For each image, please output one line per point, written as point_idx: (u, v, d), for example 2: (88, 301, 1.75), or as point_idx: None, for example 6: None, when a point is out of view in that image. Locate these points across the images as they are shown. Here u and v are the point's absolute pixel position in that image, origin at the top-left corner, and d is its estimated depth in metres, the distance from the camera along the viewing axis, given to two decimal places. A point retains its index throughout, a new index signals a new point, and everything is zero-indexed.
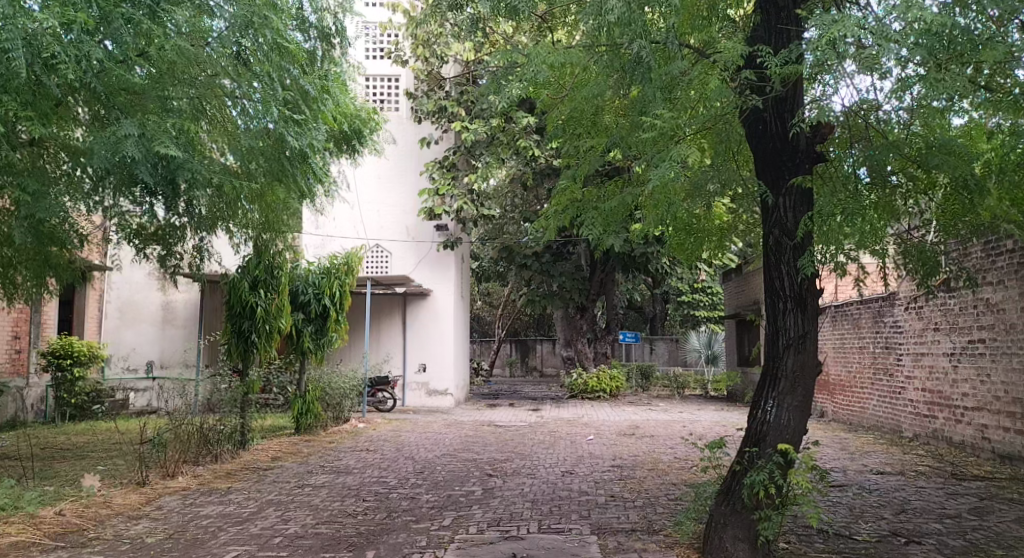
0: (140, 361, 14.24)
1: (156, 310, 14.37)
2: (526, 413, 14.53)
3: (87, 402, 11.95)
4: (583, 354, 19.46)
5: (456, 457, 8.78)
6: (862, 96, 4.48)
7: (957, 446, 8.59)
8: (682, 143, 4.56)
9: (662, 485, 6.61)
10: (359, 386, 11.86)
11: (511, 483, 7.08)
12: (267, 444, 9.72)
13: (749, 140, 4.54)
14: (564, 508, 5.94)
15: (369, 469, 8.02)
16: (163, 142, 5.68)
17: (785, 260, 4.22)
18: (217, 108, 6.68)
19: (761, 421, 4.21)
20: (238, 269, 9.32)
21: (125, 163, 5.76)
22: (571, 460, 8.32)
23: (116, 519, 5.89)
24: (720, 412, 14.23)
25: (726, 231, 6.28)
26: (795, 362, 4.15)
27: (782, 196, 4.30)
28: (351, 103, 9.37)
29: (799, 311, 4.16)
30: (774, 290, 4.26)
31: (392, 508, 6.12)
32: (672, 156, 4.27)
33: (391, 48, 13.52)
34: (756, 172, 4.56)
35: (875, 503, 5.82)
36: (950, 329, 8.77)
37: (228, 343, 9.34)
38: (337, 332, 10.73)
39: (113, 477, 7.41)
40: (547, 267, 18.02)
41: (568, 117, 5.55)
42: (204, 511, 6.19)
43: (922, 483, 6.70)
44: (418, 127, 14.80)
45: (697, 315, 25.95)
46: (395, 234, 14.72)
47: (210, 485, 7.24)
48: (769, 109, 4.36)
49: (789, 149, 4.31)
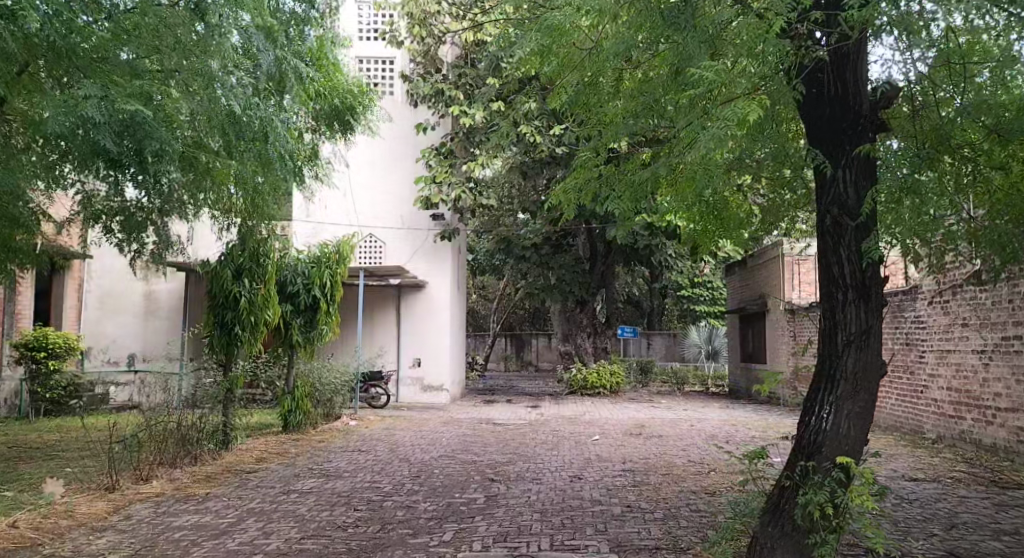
0: (120, 354, 13.67)
1: (139, 300, 13.75)
2: (525, 410, 13.94)
3: (64, 398, 11.28)
4: (582, 349, 18.75)
5: (453, 459, 8.19)
6: (916, 65, 4.01)
7: (987, 450, 8.04)
8: (728, 103, 3.96)
9: (681, 494, 6.08)
10: (351, 382, 11.23)
11: (515, 490, 6.50)
12: (252, 444, 9.10)
13: (803, 104, 3.94)
14: (578, 521, 5.35)
15: (361, 472, 7.42)
16: (131, 104, 5.05)
17: (845, 243, 3.64)
18: (206, 97, 5.86)
19: (816, 431, 3.65)
20: (221, 257, 8.67)
21: (84, 131, 5.09)
22: (578, 463, 7.76)
23: (77, 532, 5.28)
24: (727, 411, 13.70)
25: (747, 222, 5.77)
26: (857, 362, 3.57)
27: (842, 168, 3.72)
28: (342, 77, 8.75)
29: (862, 303, 3.59)
30: (831, 278, 3.68)
31: (387, 519, 5.54)
32: (721, 117, 3.76)
33: (386, 27, 12.87)
34: (808, 142, 3.99)
35: (921, 517, 5.25)
36: (981, 324, 8.25)
37: (211, 335, 8.72)
38: (329, 324, 10.12)
39: (80, 481, 6.78)
40: (546, 259, 17.43)
41: (592, 81, 5.13)
42: (177, 522, 5.58)
43: (965, 492, 6.13)
44: (414, 112, 14.20)
45: (697, 310, 25.26)
46: (390, 222, 14.13)
47: (187, 491, 6.63)
48: (829, 68, 3.80)
49: (851, 114, 3.75)
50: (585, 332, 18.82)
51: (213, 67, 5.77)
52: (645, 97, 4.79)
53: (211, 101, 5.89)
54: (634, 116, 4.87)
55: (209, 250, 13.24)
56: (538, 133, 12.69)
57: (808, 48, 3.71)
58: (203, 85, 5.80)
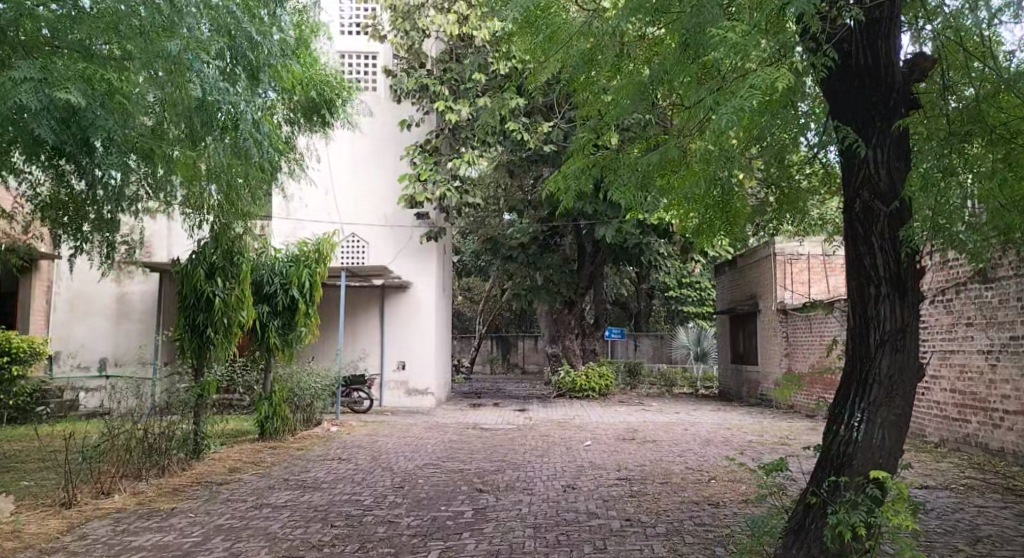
0: (91, 359, 13.02)
1: (110, 303, 13.11)
2: (512, 414, 13.50)
3: (30, 404, 10.86)
4: (571, 351, 18.21)
5: (439, 468, 7.73)
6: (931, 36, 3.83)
7: (994, 454, 7.73)
8: (751, 76, 3.55)
9: (682, 505, 5.71)
10: (332, 386, 10.73)
11: (505, 501, 6.08)
12: (225, 453, 8.63)
13: (831, 76, 3.57)
14: (575, 537, 4.94)
15: (341, 484, 6.95)
16: (68, 90, 4.57)
17: (877, 231, 3.28)
18: (176, 85, 5.31)
19: (846, 442, 3.28)
20: (191, 256, 8.15)
21: (19, 117, 4.61)
22: (571, 471, 7.34)
23: (22, 554, 4.79)
24: (720, 414, 13.36)
25: (749, 217, 5.43)
26: (892, 364, 3.21)
27: (873, 147, 3.36)
28: (319, 68, 8.32)
29: (897, 297, 3.23)
30: (862, 271, 3.32)
31: (366, 537, 5.09)
32: (750, 88, 3.39)
33: (369, 20, 12.49)
34: (832, 117, 3.62)
35: (943, 530, 4.89)
36: (987, 324, 7.94)
37: (180, 338, 8.18)
38: (308, 327, 9.62)
39: (34, 497, 6.26)
40: (534, 259, 17.00)
41: (594, 43, 4.91)
42: (136, 542, 5.10)
43: (982, 502, 5.77)
44: (398, 107, 13.69)
45: (685, 311, 24.81)
46: (372, 220, 13.65)
47: (151, 506, 6.14)
48: (858, 35, 3.42)
49: (882, 88, 3.39)
50: (573, 333, 18.26)
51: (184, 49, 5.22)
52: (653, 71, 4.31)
53: (178, 89, 5.33)
54: (640, 94, 4.52)
55: (179, 251, 12.71)
56: (526, 130, 12.28)
57: (841, 5, 3.34)
58: (177, 71, 5.27)
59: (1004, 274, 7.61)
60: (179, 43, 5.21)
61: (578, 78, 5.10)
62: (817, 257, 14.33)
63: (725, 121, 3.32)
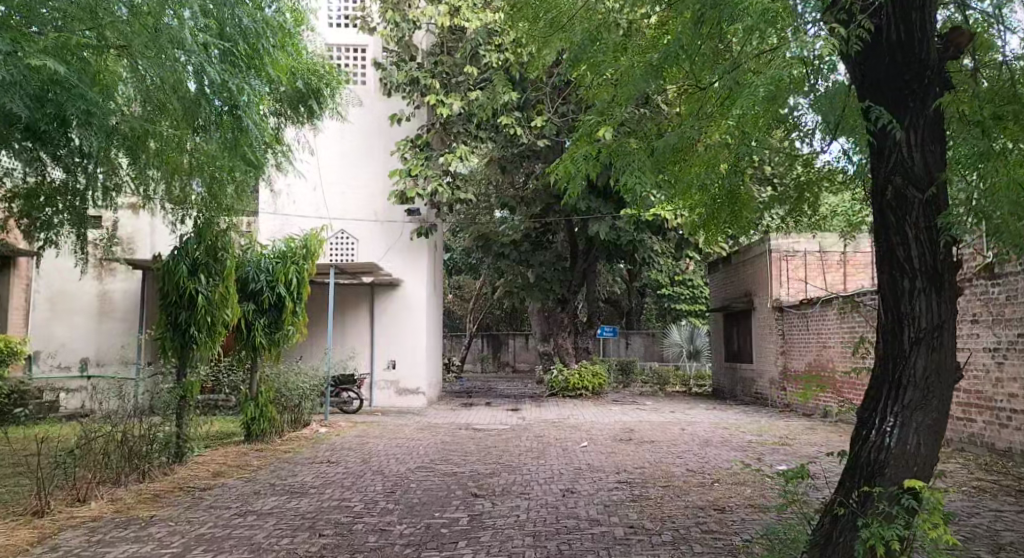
0: (72, 359, 12.65)
1: (91, 301, 12.75)
2: (505, 414, 13.23)
3: (8, 406, 10.47)
4: (563, 349, 17.96)
5: (432, 471, 7.46)
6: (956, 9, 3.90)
7: (1001, 454, 7.53)
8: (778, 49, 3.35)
9: (687, 510, 5.47)
10: (320, 386, 10.43)
11: (501, 507, 5.81)
12: (209, 456, 8.31)
13: (860, 57, 3.37)
14: (577, 545, 4.69)
15: (330, 489, 6.66)
16: (43, 61, 4.28)
17: (912, 219, 3.08)
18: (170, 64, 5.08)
19: (877, 448, 3.06)
20: (172, 252, 7.77)
21: None
22: (568, 475, 7.09)
23: None
24: (715, 413, 13.19)
25: (757, 210, 5.18)
26: (927, 363, 3.00)
27: (907, 129, 3.15)
28: (307, 57, 8.01)
29: (933, 291, 3.03)
30: (895, 263, 3.11)
31: (356, 547, 4.80)
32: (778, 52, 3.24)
33: (358, 12, 12.21)
34: (861, 98, 3.41)
35: (962, 536, 4.67)
36: (993, 321, 7.74)
37: (162, 338, 7.81)
38: (295, 325, 9.29)
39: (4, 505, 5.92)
40: (525, 257, 16.62)
41: (604, 19, 4.79)
42: (112, 553, 4.79)
43: (997, 505, 5.56)
44: (389, 101, 13.40)
45: (678, 309, 24.62)
46: (361, 215, 13.34)
47: (129, 513, 5.83)
48: (889, 9, 3.22)
49: (916, 64, 3.19)
50: (566, 331, 18.00)
51: (172, 20, 5.00)
52: (669, 46, 4.13)
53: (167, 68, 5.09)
54: (653, 72, 4.38)
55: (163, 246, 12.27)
56: (519, 124, 12.02)
57: None
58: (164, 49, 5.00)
59: (1011, 269, 7.43)
60: (172, 16, 5.01)
61: (581, 64, 4.88)
62: (813, 253, 14.06)
63: (761, 91, 3.22)
